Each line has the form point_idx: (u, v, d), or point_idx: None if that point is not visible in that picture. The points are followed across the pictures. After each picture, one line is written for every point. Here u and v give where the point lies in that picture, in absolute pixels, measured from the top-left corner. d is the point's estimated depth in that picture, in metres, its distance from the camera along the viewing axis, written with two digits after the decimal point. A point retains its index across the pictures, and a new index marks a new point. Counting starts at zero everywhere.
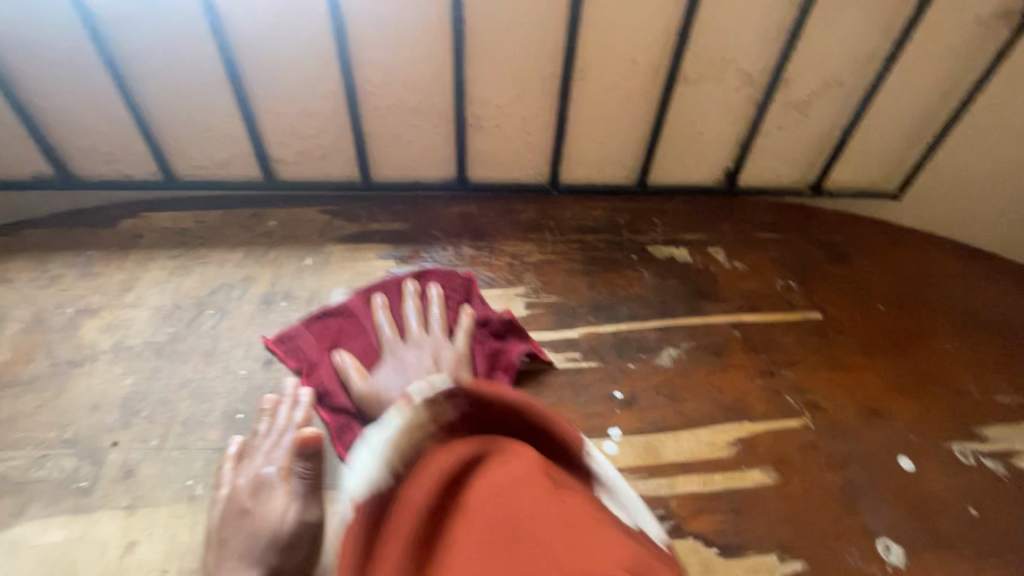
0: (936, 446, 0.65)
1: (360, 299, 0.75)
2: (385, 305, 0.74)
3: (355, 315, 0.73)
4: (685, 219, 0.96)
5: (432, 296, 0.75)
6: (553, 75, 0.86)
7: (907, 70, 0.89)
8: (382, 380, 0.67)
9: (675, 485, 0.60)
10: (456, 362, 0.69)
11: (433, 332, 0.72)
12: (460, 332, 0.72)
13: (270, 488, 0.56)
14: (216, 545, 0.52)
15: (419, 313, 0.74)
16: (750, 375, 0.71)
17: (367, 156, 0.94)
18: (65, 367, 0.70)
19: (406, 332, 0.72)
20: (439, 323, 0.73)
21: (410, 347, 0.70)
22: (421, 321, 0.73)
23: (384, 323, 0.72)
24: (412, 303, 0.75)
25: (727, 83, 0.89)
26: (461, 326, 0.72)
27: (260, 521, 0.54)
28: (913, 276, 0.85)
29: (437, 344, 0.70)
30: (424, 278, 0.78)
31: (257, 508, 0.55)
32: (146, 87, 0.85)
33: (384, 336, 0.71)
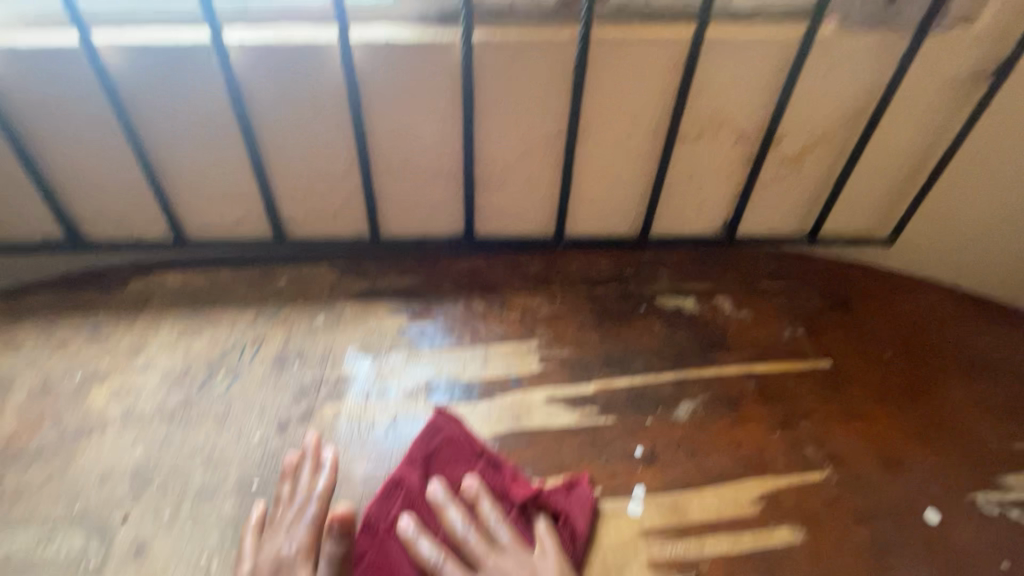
0: (957, 496, 0.65)
1: (404, 495, 0.63)
2: (428, 527, 0.60)
3: (394, 567, 0.58)
4: (688, 269, 0.98)
5: (478, 490, 0.63)
6: (557, 136, 0.90)
7: (891, 127, 0.94)
8: None
9: (702, 544, 0.60)
10: (558, 572, 0.56)
11: (506, 541, 0.59)
12: (499, 522, 0.60)
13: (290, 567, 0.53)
14: None
15: (469, 519, 0.61)
16: (767, 427, 0.71)
17: (378, 214, 0.96)
18: (73, 435, 0.69)
19: (469, 551, 0.59)
20: (505, 526, 0.60)
21: (488, 575, 0.56)
22: (479, 528, 0.60)
23: (432, 551, 0.58)
24: (453, 510, 0.61)
25: (723, 141, 0.93)
26: (496, 516, 0.61)
27: None
28: (915, 322, 0.88)
29: (520, 558, 0.57)
30: (450, 471, 0.65)
31: None
32: (163, 153, 0.87)
33: (442, 568, 0.57)
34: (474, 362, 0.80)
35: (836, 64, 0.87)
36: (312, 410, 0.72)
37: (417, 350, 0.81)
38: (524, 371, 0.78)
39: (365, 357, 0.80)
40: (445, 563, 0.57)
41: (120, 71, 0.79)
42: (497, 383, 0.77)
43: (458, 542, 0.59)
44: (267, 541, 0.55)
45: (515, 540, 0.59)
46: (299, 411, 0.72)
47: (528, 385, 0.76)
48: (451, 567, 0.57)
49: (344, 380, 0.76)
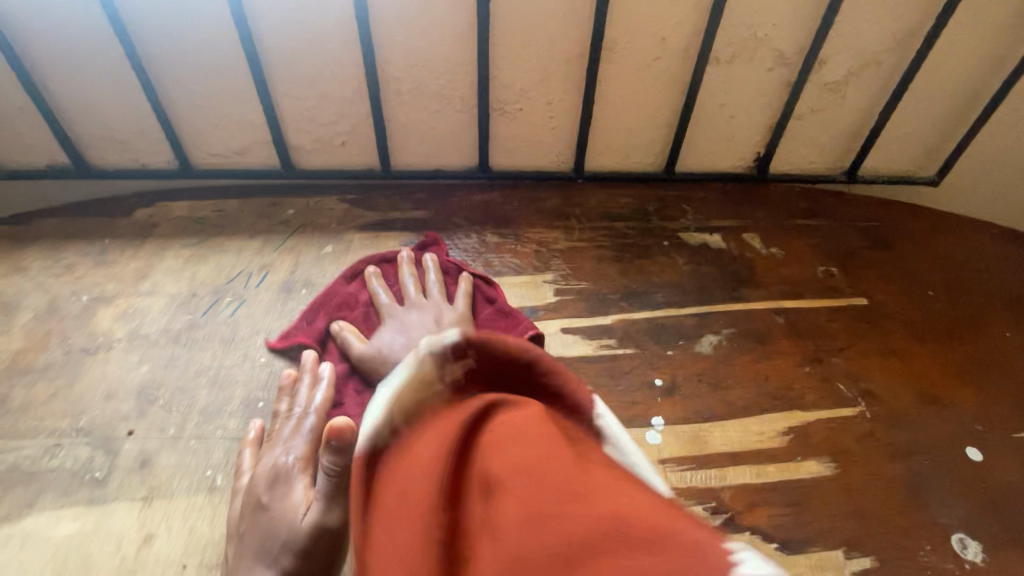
0: (1002, 435, 0.60)
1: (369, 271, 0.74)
2: (384, 278, 0.72)
3: (353, 292, 0.71)
4: (716, 206, 0.92)
5: (428, 268, 0.73)
6: (579, 56, 0.84)
7: (949, 48, 0.85)
8: (381, 339, 0.64)
9: (724, 475, 0.56)
10: (460, 321, 0.67)
11: (434, 298, 0.69)
12: (436, 286, 0.70)
13: (287, 480, 0.50)
14: (235, 541, 0.47)
15: (419, 281, 0.72)
16: (796, 363, 0.67)
17: (388, 143, 0.92)
18: (79, 354, 0.67)
19: (405, 298, 0.69)
20: (438, 287, 0.70)
21: (408, 308, 0.68)
22: (421, 286, 0.71)
23: (380, 289, 0.70)
24: (406, 269, 0.73)
25: (760, 63, 0.85)
26: (436, 281, 0.71)
27: (278, 517, 0.47)
28: (961, 263, 0.81)
29: (437, 306, 0.68)
30: (417, 251, 0.76)
31: (274, 504, 0.48)
32: (165, 74, 0.83)
33: (379, 297, 0.69)
34: None
35: None
36: None
37: None
38: (539, 303, 0.75)
39: None
40: (385, 296, 0.70)
41: None
42: None
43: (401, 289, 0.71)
44: (266, 455, 0.52)
45: (439, 294, 0.69)
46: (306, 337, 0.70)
47: (543, 316, 0.73)
48: (386, 299, 0.69)
49: None
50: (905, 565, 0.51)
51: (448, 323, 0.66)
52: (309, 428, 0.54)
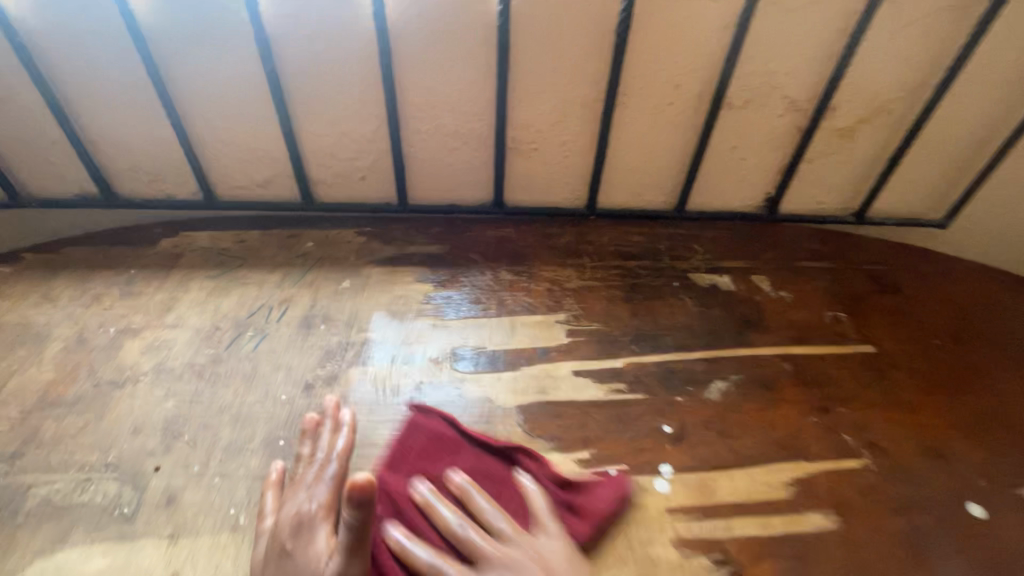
0: (1004, 491, 0.61)
1: (395, 483, 0.59)
2: (428, 497, 0.58)
3: (396, 570, 0.52)
4: (725, 245, 0.94)
5: (467, 483, 0.59)
6: (594, 101, 0.86)
7: (957, 99, 0.87)
8: None
9: (731, 525, 0.58)
10: (566, 558, 0.53)
11: (507, 531, 0.55)
12: (499, 516, 0.56)
13: (310, 527, 0.51)
14: None
15: (465, 512, 0.57)
16: (803, 411, 0.68)
17: (406, 178, 0.94)
18: (108, 386, 0.70)
19: (473, 546, 0.54)
20: (500, 515, 0.56)
21: (494, 565, 0.52)
22: (474, 523, 0.56)
23: (435, 532, 0.55)
24: (444, 506, 0.57)
25: (771, 109, 0.87)
26: (495, 513, 0.56)
27: (302, 564, 0.49)
28: (967, 310, 0.83)
29: (530, 545, 0.54)
30: (434, 468, 0.61)
31: (297, 550, 0.50)
32: (193, 109, 0.86)
33: (445, 567, 0.52)
34: (500, 332, 0.78)
35: (903, 27, 0.80)
36: (337, 373, 0.72)
37: (443, 318, 0.80)
38: (551, 343, 0.77)
39: (392, 323, 0.79)
40: (446, 563, 0.53)
41: (150, 21, 0.77)
42: (523, 354, 0.75)
43: (453, 510, 0.57)
44: (289, 500, 0.55)
45: (516, 529, 0.55)
46: (324, 374, 0.72)
47: (555, 358, 0.75)
48: (453, 569, 0.52)
49: (369, 344, 0.76)
50: None
51: (557, 565, 0.53)
52: (332, 475, 0.56)
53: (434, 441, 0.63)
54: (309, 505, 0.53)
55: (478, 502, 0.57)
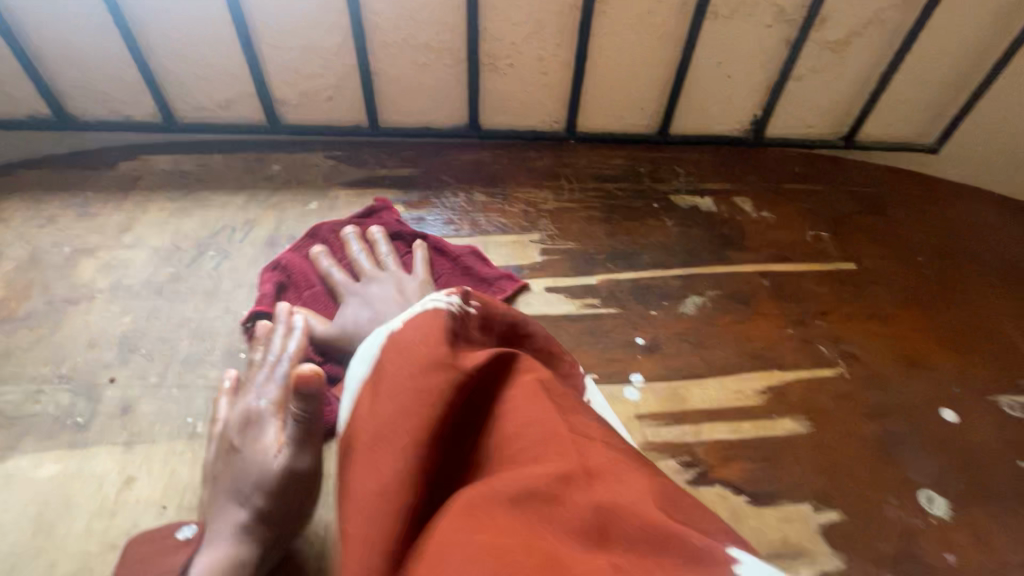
0: (979, 398, 0.60)
1: (315, 238, 0.73)
2: (328, 255, 0.71)
3: (299, 280, 0.69)
4: (709, 169, 0.91)
5: (379, 237, 0.74)
6: (572, 9, 0.80)
7: (956, 6, 0.82)
8: (348, 315, 0.64)
9: (701, 432, 0.57)
10: (420, 287, 0.68)
11: (388, 265, 0.70)
12: (389, 259, 0.71)
13: (259, 424, 0.50)
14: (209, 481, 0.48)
15: (368, 253, 0.72)
16: (779, 324, 0.67)
17: (376, 98, 0.90)
18: (62, 304, 0.67)
19: (359, 273, 0.70)
20: (392, 261, 0.71)
21: (367, 283, 0.68)
22: (371, 259, 0.71)
23: (331, 269, 0.70)
24: (354, 245, 0.72)
25: (759, 18, 0.82)
26: (387, 255, 0.71)
27: (249, 459, 0.48)
28: (953, 229, 0.80)
29: (397, 277, 0.68)
30: (363, 226, 0.75)
31: (245, 446, 0.49)
32: (141, 17, 0.79)
33: (333, 275, 0.69)
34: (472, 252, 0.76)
35: None
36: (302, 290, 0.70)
37: None
38: (524, 262, 0.74)
39: None
40: (338, 274, 0.69)
41: None
42: (494, 273, 0.73)
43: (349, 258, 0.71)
44: (240, 401, 0.52)
45: (395, 266, 0.70)
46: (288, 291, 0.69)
47: (527, 275, 0.72)
48: (340, 278, 0.69)
49: None
50: (872, 519, 0.51)
51: (409, 290, 0.67)
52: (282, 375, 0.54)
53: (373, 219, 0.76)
54: (258, 404, 0.52)
55: (378, 243, 0.73)
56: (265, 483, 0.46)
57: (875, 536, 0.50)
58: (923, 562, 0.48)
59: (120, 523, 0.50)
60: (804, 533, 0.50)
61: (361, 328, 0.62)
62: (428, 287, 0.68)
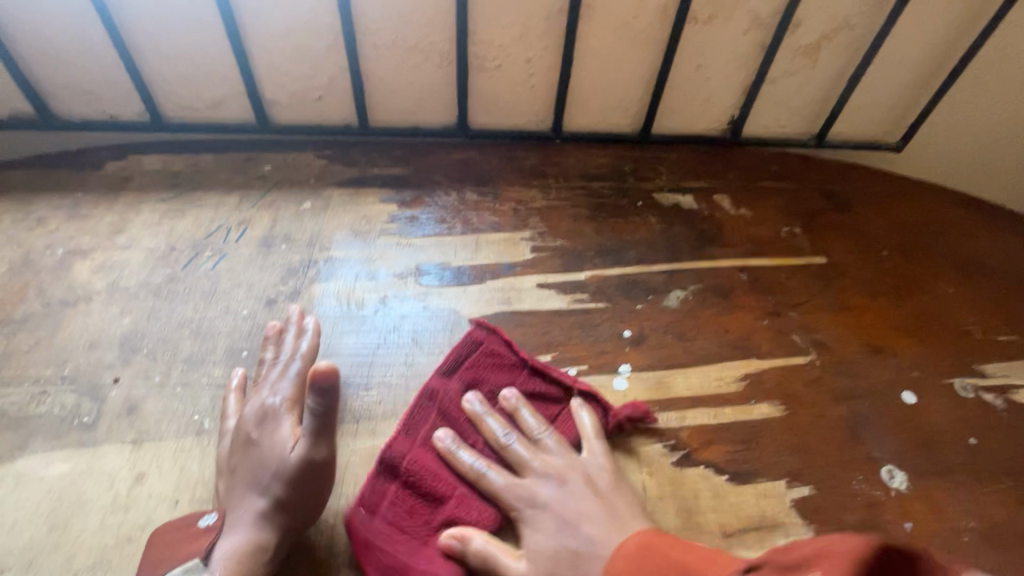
0: (935, 380, 0.66)
1: (436, 408, 0.59)
2: (456, 439, 0.57)
3: (420, 478, 0.54)
4: (689, 168, 0.95)
5: (522, 404, 0.59)
6: (558, 14, 0.83)
7: (916, 14, 0.87)
8: (535, 543, 0.50)
9: (684, 417, 0.61)
10: (603, 477, 0.54)
11: (551, 444, 0.57)
12: (548, 435, 0.57)
13: (275, 418, 0.53)
14: (227, 473, 0.51)
15: (512, 428, 0.58)
16: (755, 316, 0.71)
17: (366, 98, 0.91)
18: (58, 306, 0.68)
19: (516, 460, 0.56)
20: (552, 436, 0.57)
21: (538, 478, 0.54)
22: (523, 439, 0.57)
23: (481, 467, 0.55)
24: (494, 421, 0.58)
25: (735, 24, 0.86)
26: (542, 429, 0.58)
27: (267, 451, 0.51)
28: (915, 225, 0.86)
29: (573, 463, 0.55)
30: (488, 385, 0.61)
31: (262, 440, 0.52)
32: (130, 18, 0.79)
33: (488, 476, 0.54)
34: (465, 250, 0.78)
35: None
36: (300, 289, 0.71)
37: (407, 237, 0.79)
38: (516, 259, 0.77)
39: (355, 241, 0.78)
40: (489, 471, 0.55)
41: None
42: (487, 270, 0.75)
43: (541, 439, 0.57)
44: (255, 397, 0.55)
45: (561, 447, 0.56)
46: (287, 290, 0.71)
47: (519, 273, 0.75)
48: (499, 479, 0.54)
49: (332, 263, 0.75)
50: (839, 493, 0.56)
51: (600, 485, 0.54)
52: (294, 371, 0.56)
53: (493, 366, 0.62)
54: (273, 399, 0.55)
55: (508, 396, 0.60)
56: (282, 472, 0.49)
57: (842, 509, 0.55)
58: (885, 532, 0.53)
59: (134, 517, 0.51)
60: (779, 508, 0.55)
61: (573, 561, 0.48)
62: (610, 476, 0.55)
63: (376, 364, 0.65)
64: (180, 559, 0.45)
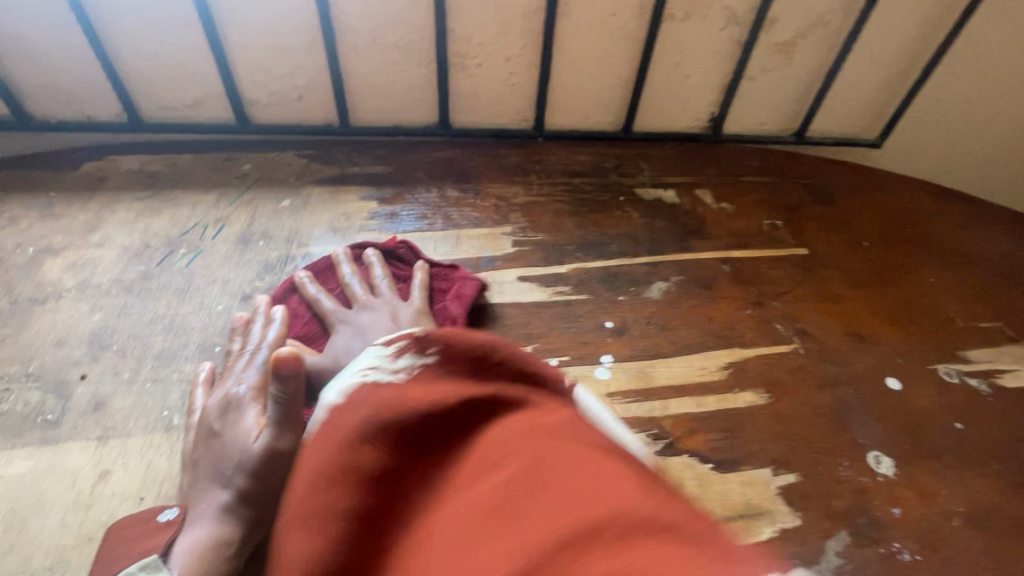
0: (920, 366, 0.65)
1: (312, 264, 0.70)
2: (314, 282, 0.67)
3: (284, 301, 0.66)
4: (671, 164, 0.95)
5: (374, 259, 0.70)
6: (536, 11, 0.84)
7: (889, 10, 0.88)
8: (339, 347, 0.61)
9: (668, 406, 0.60)
10: (416, 316, 0.64)
11: (383, 289, 0.67)
12: (383, 282, 0.67)
13: (238, 408, 0.51)
14: (190, 467, 0.50)
15: (362, 278, 0.68)
16: (738, 305, 0.71)
17: (346, 97, 0.91)
18: (26, 304, 0.66)
19: (351, 298, 0.66)
20: (385, 284, 0.67)
21: (358, 310, 0.64)
22: (364, 284, 0.68)
23: (319, 294, 0.66)
24: (346, 268, 0.69)
25: (712, 21, 0.87)
26: (383, 279, 0.68)
27: (230, 442, 0.49)
28: (896, 216, 0.86)
29: (392, 305, 0.65)
30: (354, 249, 0.72)
31: (226, 431, 0.50)
32: (107, 18, 0.79)
33: (322, 303, 0.65)
34: (445, 245, 0.77)
35: None
36: (277, 285, 0.70)
37: (387, 232, 0.79)
38: (496, 253, 0.76)
39: (334, 237, 0.77)
40: (327, 301, 0.65)
41: None
42: (468, 264, 0.75)
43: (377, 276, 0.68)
44: (222, 387, 0.54)
45: (390, 292, 0.66)
46: (263, 285, 0.70)
47: (500, 266, 0.74)
48: (330, 305, 0.65)
49: (310, 259, 0.74)
50: (825, 479, 0.55)
51: (403, 319, 0.63)
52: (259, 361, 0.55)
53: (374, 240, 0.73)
54: (237, 389, 0.52)
55: (369, 252, 0.71)
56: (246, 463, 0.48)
57: (829, 495, 0.53)
58: (874, 518, 0.52)
59: (96, 516, 0.49)
60: (764, 496, 0.53)
61: (346, 356, 0.59)
62: (424, 316, 0.64)
63: None
64: (136, 556, 0.43)
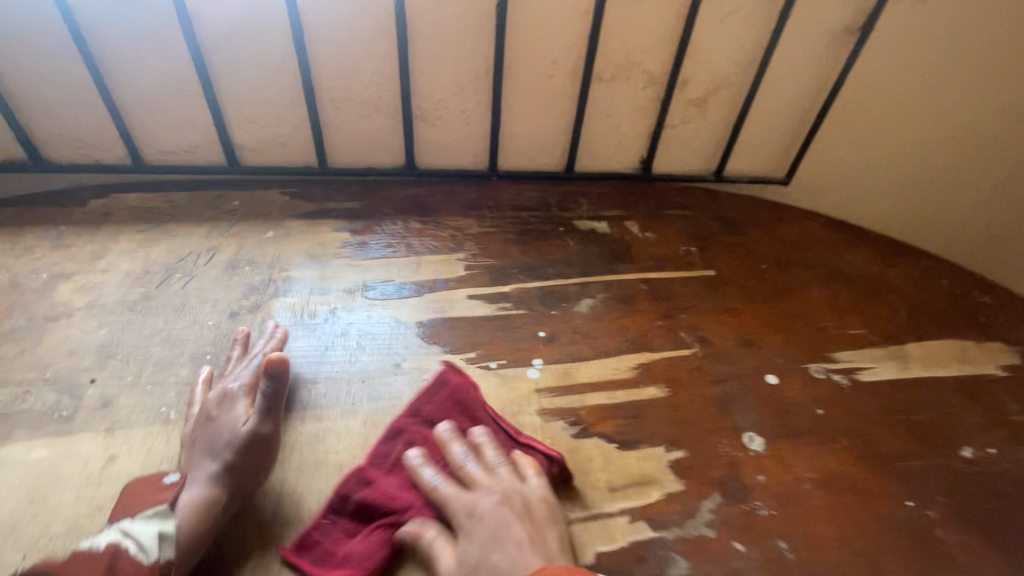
0: (794, 365, 0.79)
1: (410, 437, 0.66)
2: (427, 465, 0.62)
3: (386, 486, 0.61)
4: (607, 200, 1.11)
5: (484, 436, 0.65)
6: (486, 73, 1.00)
7: (780, 74, 1.06)
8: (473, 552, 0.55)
9: (585, 399, 0.73)
10: (546, 508, 0.59)
11: (505, 473, 0.62)
12: (503, 462, 0.63)
13: (233, 399, 0.64)
14: (190, 443, 0.62)
15: (476, 456, 0.63)
16: (651, 317, 0.85)
17: (325, 143, 1.05)
18: (42, 320, 0.77)
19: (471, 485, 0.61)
20: (506, 465, 0.63)
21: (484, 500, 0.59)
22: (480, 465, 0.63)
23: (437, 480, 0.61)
24: (456, 446, 0.64)
25: (634, 82, 1.04)
26: (501, 457, 0.63)
27: (225, 424, 0.62)
28: (792, 243, 1.02)
29: (517, 489, 0.60)
30: (457, 420, 0.68)
31: (222, 415, 0.63)
32: (119, 78, 0.93)
33: (444, 494, 0.60)
34: (407, 269, 0.90)
35: (729, 14, 0.98)
36: (260, 303, 0.82)
37: (357, 259, 0.91)
38: (450, 276, 0.90)
39: (311, 263, 0.90)
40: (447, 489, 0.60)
41: None
42: (426, 285, 0.88)
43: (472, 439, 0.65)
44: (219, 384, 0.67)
45: (513, 475, 0.62)
46: (248, 304, 0.82)
47: (453, 287, 0.88)
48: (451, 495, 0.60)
49: (289, 281, 0.86)
50: (706, 454, 0.67)
51: (537, 513, 0.58)
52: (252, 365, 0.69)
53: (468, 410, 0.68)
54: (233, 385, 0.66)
55: (478, 428, 0.66)
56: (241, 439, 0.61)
57: (708, 466, 0.66)
58: (742, 483, 0.64)
59: (105, 490, 0.60)
60: (656, 467, 0.66)
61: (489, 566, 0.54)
62: (552, 506, 0.59)
63: (325, 361, 0.75)
64: (149, 504, 0.56)
